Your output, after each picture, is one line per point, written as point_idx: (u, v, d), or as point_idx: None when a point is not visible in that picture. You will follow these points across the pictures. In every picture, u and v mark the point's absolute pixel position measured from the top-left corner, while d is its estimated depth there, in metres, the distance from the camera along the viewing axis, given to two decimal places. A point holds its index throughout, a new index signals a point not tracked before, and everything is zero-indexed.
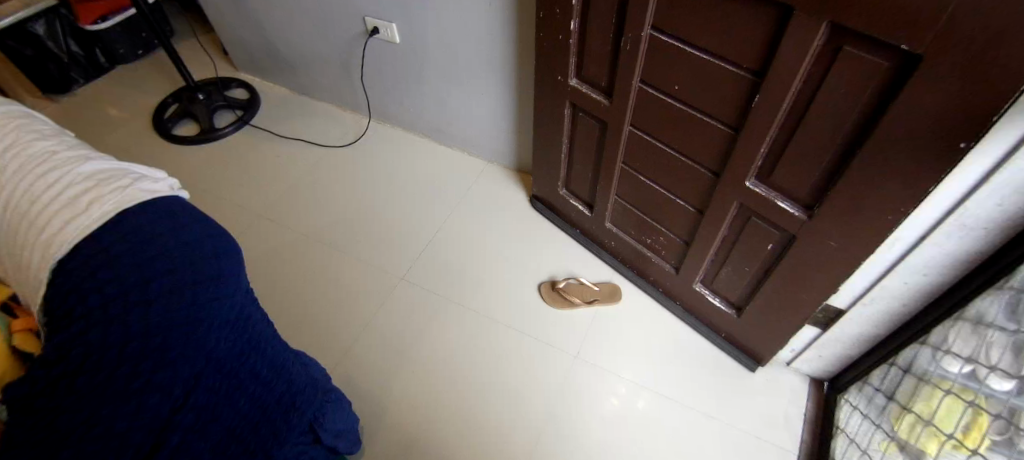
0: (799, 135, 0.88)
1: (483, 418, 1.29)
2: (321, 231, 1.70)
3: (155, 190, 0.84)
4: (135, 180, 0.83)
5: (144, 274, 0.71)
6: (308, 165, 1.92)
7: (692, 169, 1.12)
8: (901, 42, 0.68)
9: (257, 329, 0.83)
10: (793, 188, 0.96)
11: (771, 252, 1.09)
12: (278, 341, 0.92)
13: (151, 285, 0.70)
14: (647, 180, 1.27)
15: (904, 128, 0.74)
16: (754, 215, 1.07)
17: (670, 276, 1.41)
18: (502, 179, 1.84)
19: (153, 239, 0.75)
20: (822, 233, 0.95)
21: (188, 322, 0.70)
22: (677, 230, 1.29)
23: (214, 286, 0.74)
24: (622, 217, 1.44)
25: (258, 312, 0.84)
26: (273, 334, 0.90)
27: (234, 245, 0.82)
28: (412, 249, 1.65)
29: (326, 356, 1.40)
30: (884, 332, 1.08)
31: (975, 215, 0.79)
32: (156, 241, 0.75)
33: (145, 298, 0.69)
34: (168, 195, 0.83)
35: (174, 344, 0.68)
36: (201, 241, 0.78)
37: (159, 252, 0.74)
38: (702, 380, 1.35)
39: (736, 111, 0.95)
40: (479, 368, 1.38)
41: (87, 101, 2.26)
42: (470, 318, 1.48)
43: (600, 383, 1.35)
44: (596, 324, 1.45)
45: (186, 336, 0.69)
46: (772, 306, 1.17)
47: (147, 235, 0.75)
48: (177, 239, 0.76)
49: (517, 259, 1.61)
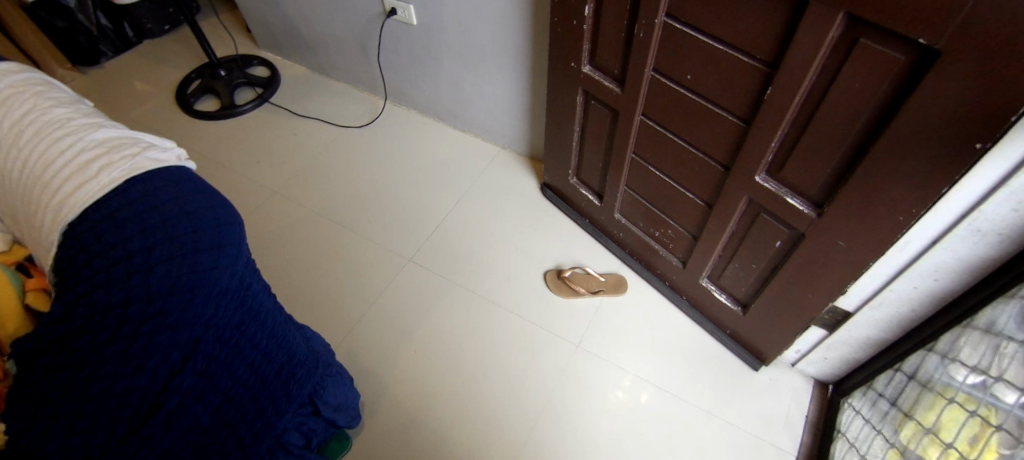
0: (810, 129, 0.86)
1: (481, 400, 1.31)
2: (333, 210, 1.73)
3: (163, 159, 0.86)
4: (144, 149, 0.85)
5: (148, 240, 0.73)
6: (323, 144, 1.95)
7: (702, 161, 1.10)
8: (920, 35, 0.66)
9: (259, 299, 0.85)
10: (802, 184, 0.94)
11: (778, 250, 1.07)
12: (281, 314, 0.94)
13: (154, 251, 0.72)
14: (656, 171, 1.25)
15: (919, 126, 0.71)
16: (763, 210, 1.05)
17: (677, 270, 1.40)
18: (514, 166, 1.84)
19: (157, 207, 0.77)
20: (830, 232, 0.92)
21: (188, 288, 0.71)
22: (685, 224, 1.27)
23: (214, 256, 0.75)
24: (631, 208, 1.42)
25: (260, 284, 0.86)
26: (275, 307, 0.92)
27: (239, 217, 0.83)
28: (420, 232, 1.66)
29: (331, 331, 1.43)
30: (891, 336, 1.05)
31: (990, 219, 0.77)
32: (160, 209, 0.77)
33: (148, 263, 0.71)
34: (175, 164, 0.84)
35: (173, 309, 0.69)
36: (203, 211, 0.79)
37: (162, 220, 0.75)
38: (703, 376, 1.34)
39: (748, 103, 0.93)
40: (480, 352, 1.39)
41: (114, 74, 2.32)
42: (474, 302, 1.49)
43: (599, 372, 1.35)
44: (599, 315, 1.45)
45: (186, 303, 0.70)
46: (777, 304, 1.15)
47: (151, 203, 0.77)
48: (182, 208, 0.78)
49: (524, 245, 1.61)
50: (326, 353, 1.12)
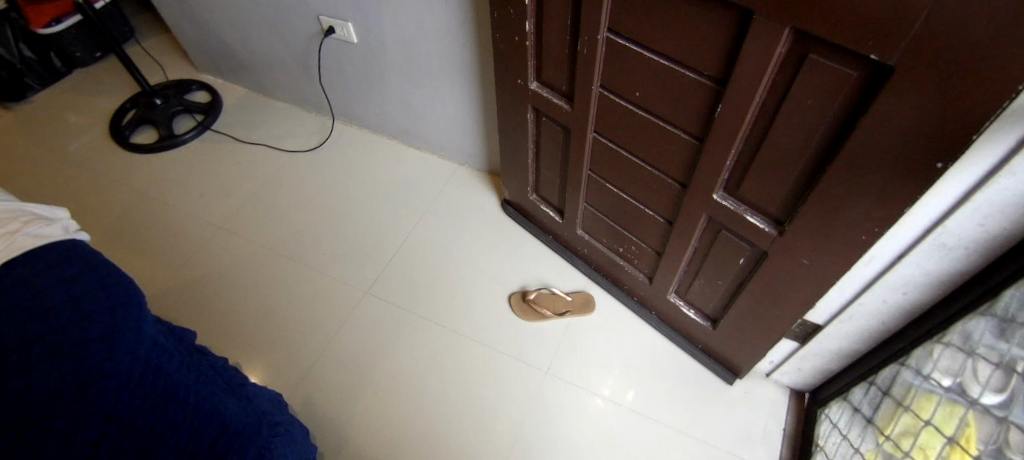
0: (766, 147, 0.81)
1: (448, 439, 1.24)
2: (285, 243, 1.63)
3: (47, 234, 0.84)
4: (26, 224, 0.82)
5: (27, 335, 0.69)
6: (271, 171, 1.84)
7: (659, 178, 1.05)
8: (871, 50, 0.61)
9: (173, 379, 0.78)
10: (762, 202, 0.89)
11: (742, 267, 1.03)
12: (205, 386, 0.85)
13: (34, 347, 0.68)
14: (615, 188, 1.19)
15: (876, 145, 0.67)
16: (724, 228, 1.00)
17: (644, 286, 1.34)
18: (474, 182, 1.77)
19: (38, 293, 0.74)
20: (793, 250, 0.88)
21: (76, 386, 0.66)
22: (648, 240, 1.22)
23: (108, 342, 0.72)
24: (593, 225, 1.37)
25: (174, 361, 0.81)
26: (195, 381, 0.83)
27: (134, 293, 0.82)
28: (378, 261, 1.58)
29: (286, 377, 1.34)
30: (864, 348, 1.01)
31: (956, 234, 0.73)
32: (41, 296, 0.73)
33: (29, 363, 0.66)
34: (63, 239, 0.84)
35: (60, 412, 0.63)
36: (94, 293, 0.77)
37: (45, 309, 0.72)
38: (678, 394, 1.29)
39: (700, 121, 0.88)
40: (445, 386, 1.32)
41: (41, 108, 2.16)
42: (437, 334, 1.41)
43: (571, 399, 1.29)
44: (567, 337, 1.39)
45: (74, 402, 0.65)
46: (746, 320, 1.11)
47: (32, 290, 0.74)
48: (69, 292, 0.75)
49: (487, 267, 1.54)
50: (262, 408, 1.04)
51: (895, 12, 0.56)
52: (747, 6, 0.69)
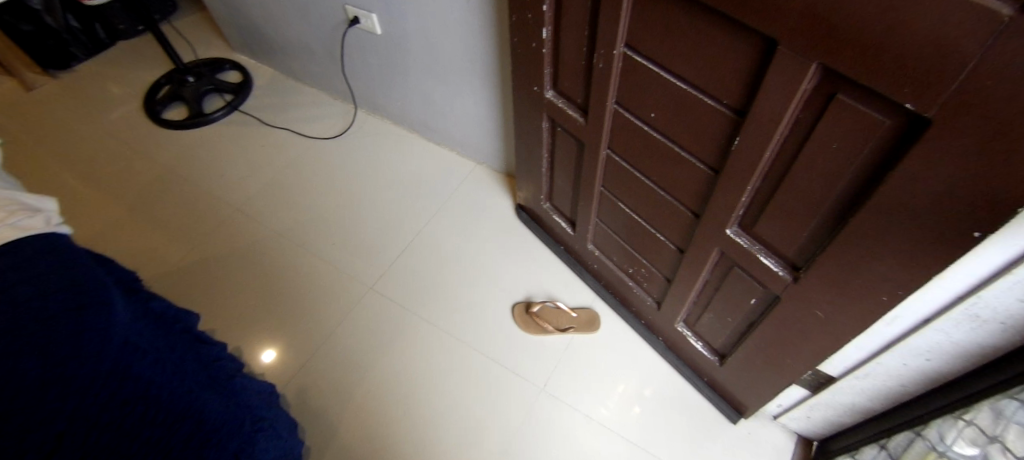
0: (785, 187, 0.74)
1: (434, 449, 1.22)
2: (298, 231, 1.65)
3: (31, 225, 0.92)
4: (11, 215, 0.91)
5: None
6: (292, 156, 1.86)
7: (672, 204, 0.98)
8: (907, 98, 0.53)
9: (144, 376, 0.81)
10: (778, 244, 0.82)
11: (753, 307, 0.96)
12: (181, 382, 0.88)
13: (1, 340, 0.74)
14: (626, 208, 1.13)
15: (905, 201, 0.59)
16: (736, 264, 0.93)
17: (652, 310, 1.28)
18: (490, 184, 1.73)
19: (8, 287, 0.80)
20: (807, 300, 0.81)
21: (36, 384, 0.71)
22: (658, 265, 1.16)
23: (72, 339, 0.77)
24: (604, 241, 1.31)
25: (148, 359, 0.85)
26: (171, 376, 0.87)
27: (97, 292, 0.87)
28: (385, 256, 1.57)
29: (284, 367, 1.35)
30: (880, 407, 0.93)
31: (992, 306, 0.65)
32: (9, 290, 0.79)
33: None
34: (44, 231, 0.94)
35: (21, 408, 0.68)
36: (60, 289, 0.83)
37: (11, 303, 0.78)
38: (676, 426, 1.23)
39: (717, 151, 0.81)
40: (438, 393, 1.30)
41: (84, 77, 2.24)
42: (437, 337, 1.39)
43: (564, 420, 1.25)
44: (567, 354, 1.35)
45: (36, 398, 0.70)
46: (754, 361, 1.04)
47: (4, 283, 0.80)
48: (36, 287, 0.82)
49: (493, 274, 1.51)
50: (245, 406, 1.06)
51: (936, 60, 0.49)
52: (772, 35, 0.62)
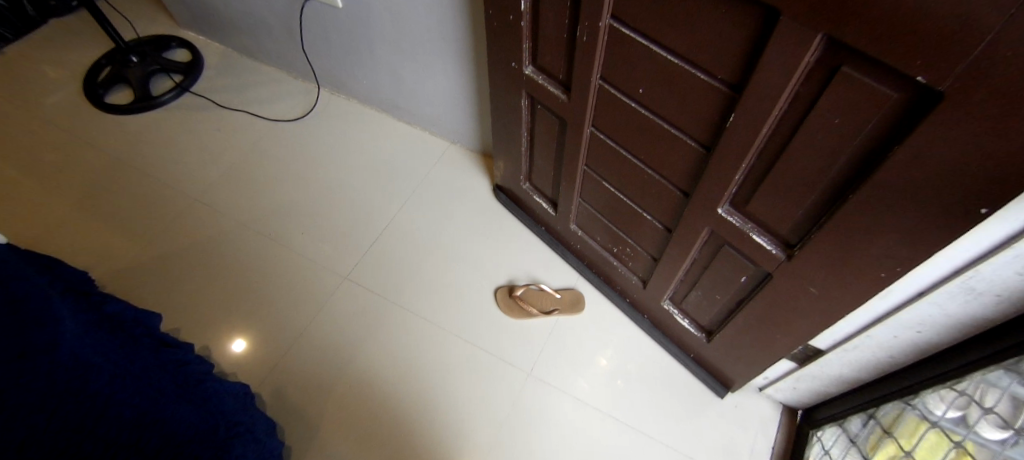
0: (781, 164, 0.71)
1: (422, 440, 1.19)
2: (264, 221, 1.55)
3: None
4: None
5: None
6: (253, 141, 1.74)
7: (660, 183, 0.95)
8: (918, 72, 0.50)
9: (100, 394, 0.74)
10: (771, 222, 0.80)
11: (743, 285, 0.95)
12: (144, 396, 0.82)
13: None
14: (611, 187, 1.09)
15: (910, 179, 0.58)
16: (726, 243, 0.91)
17: (638, 289, 1.27)
18: (465, 164, 1.66)
19: None
20: (801, 277, 0.80)
21: None
22: (645, 244, 1.14)
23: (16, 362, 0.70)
24: (587, 221, 1.27)
25: (105, 376, 0.78)
26: (131, 392, 0.80)
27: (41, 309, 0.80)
28: (359, 244, 1.50)
29: (259, 365, 1.29)
30: (867, 377, 0.94)
31: (988, 279, 0.64)
32: None
33: None
34: None
35: None
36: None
37: None
38: (664, 403, 1.23)
39: (709, 128, 0.78)
40: (423, 383, 1.26)
41: (11, 59, 2.03)
42: (419, 326, 1.35)
43: (553, 404, 1.23)
44: (553, 337, 1.33)
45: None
46: (742, 338, 1.04)
47: None
48: None
49: (474, 258, 1.46)
50: (219, 411, 1.00)
51: (953, 30, 0.46)
52: (774, 5, 0.58)
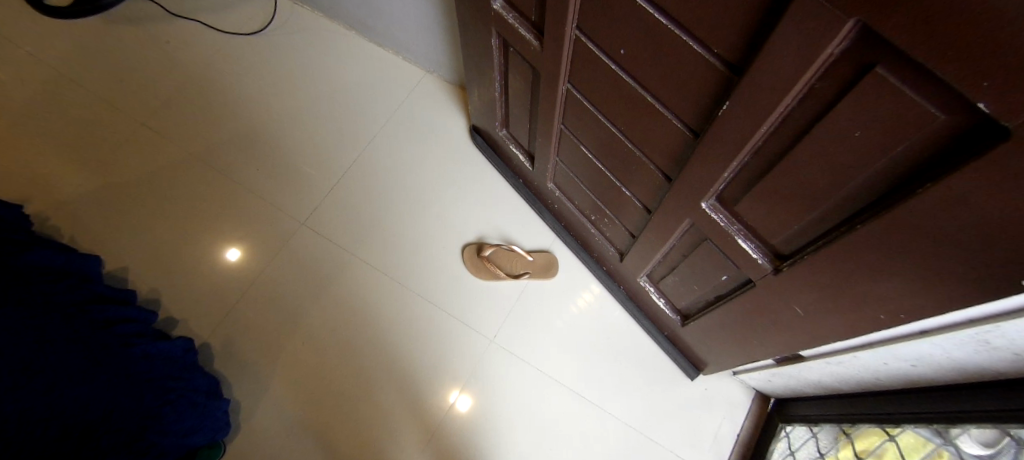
0: (780, 170, 0.57)
1: (374, 402, 1.16)
2: (217, 153, 1.42)
3: None
4: None
5: None
6: (206, 58, 1.55)
7: (641, 161, 0.80)
8: (980, 95, 0.35)
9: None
10: (762, 230, 0.67)
11: (722, 282, 0.84)
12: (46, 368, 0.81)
13: None
14: (589, 152, 0.94)
15: (940, 223, 0.44)
16: (708, 239, 0.78)
17: (614, 260, 1.16)
18: (441, 97, 1.48)
19: None
20: (788, 295, 0.69)
21: None
22: (623, 219, 1.00)
23: None
24: (565, 182, 1.13)
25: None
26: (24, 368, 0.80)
27: None
28: (320, 186, 1.37)
29: (210, 314, 1.23)
30: (849, 389, 0.86)
31: (1008, 338, 0.53)
32: None
33: None
34: None
35: None
36: None
37: None
38: (629, 380, 1.17)
39: (700, 111, 0.62)
40: (380, 344, 1.21)
41: None
42: (379, 282, 1.27)
43: (512, 374, 1.18)
44: (520, 303, 1.25)
45: None
46: (718, 332, 0.94)
47: None
48: None
49: (442, 209, 1.34)
50: (144, 377, 0.94)
51: None
52: None
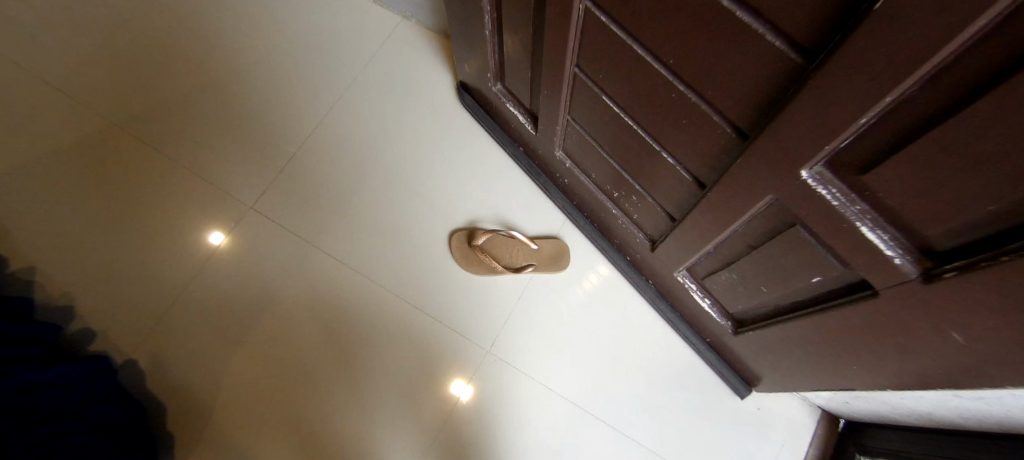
0: (990, 108, 0.32)
1: (345, 433, 0.93)
2: (146, 124, 1.15)
3: None
4: None
5: None
6: (130, 7, 1.26)
7: (698, 112, 0.54)
8: None
9: None
10: (912, 212, 0.42)
11: (811, 286, 0.59)
12: None
13: None
14: (614, 106, 0.68)
15: None
16: (798, 226, 0.53)
17: (642, 249, 0.91)
18: (421, 48, 1.20)
19: None
20: (944, 311, 0.44)
21: None
22: (659, 196, 0.75)
23: None
24: (578, 150, 0.87)
25: None
26: None
27: None
28: (274, 162, 1.11)
29: (137, 324, 0.99)
30: (980, 427, 0.63)
31: None
32: None
33: None
34: None
35: None
36: None
37: None
38: (661, 399, 0.95)
39: (828, 11, 0.36)
40: (351, 358, 0.98)
41: None
42: (349, 279, 1.03)
43: (517, 394, 0.95)
44: (524, 304, 1.01)
45: None
46: (792, 347, 0.70)
47: None
48: None
49: (425, 188, 1.09)
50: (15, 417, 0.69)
51: None
52: None
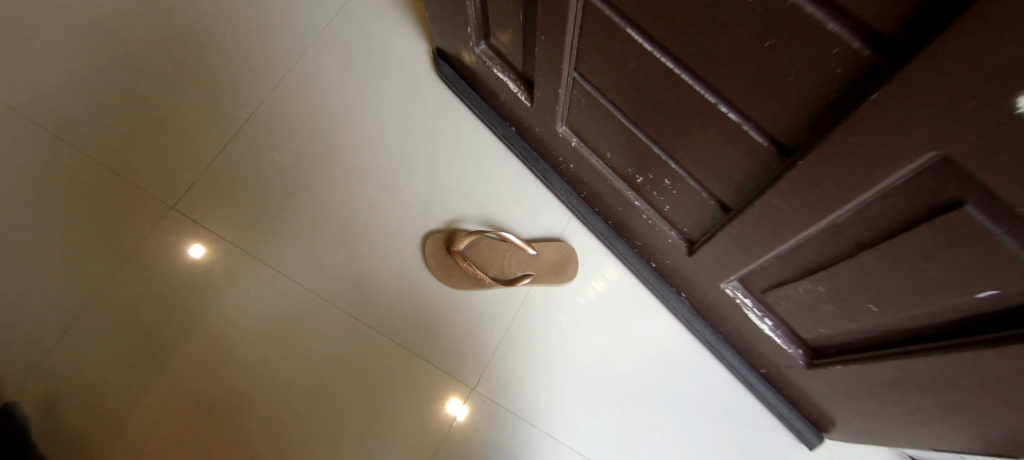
0: None
1: None
2: (26, 103, 0.89)
3: None
4: None
5: None
6: None
7: (799, 21, 0.32)
8: None
9: None
10: None
11: (964, 305, 0.38)
12: None
13: None
14: (643, 40, 0.45)
15: None
16: (977, 207, 0.31)
17: (674, 253, 0.69)
18: (388, 10, 0.98)
19: None
20: None
21: None
22: (704, 177, 0.53)
23: None
24: (588, 123, 0.65)
25: None
26: None
27: None
28: (205, 152, 0.88)
29: (11, 366, 0.74)
30: None
31: None
32: None
33: None
34: None
35: None
36: None
37: None
38: (704, 450, 0.74)
39: None
40: (300, 402, 0.76)
41: None
42: (297, 299, 0.80)
43: (519, 448, 0.75)
44: (523, 328, 0.80)
45: None
46: (904, 388, 0.49)
47: None
48: None
49: (396, 184, 0.87)
50: None
51: None
52: None
